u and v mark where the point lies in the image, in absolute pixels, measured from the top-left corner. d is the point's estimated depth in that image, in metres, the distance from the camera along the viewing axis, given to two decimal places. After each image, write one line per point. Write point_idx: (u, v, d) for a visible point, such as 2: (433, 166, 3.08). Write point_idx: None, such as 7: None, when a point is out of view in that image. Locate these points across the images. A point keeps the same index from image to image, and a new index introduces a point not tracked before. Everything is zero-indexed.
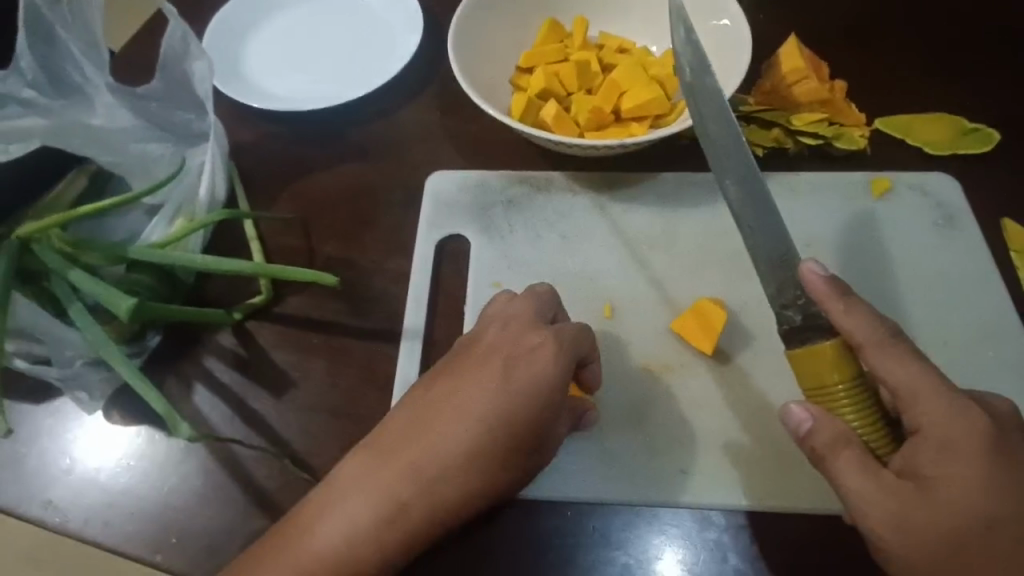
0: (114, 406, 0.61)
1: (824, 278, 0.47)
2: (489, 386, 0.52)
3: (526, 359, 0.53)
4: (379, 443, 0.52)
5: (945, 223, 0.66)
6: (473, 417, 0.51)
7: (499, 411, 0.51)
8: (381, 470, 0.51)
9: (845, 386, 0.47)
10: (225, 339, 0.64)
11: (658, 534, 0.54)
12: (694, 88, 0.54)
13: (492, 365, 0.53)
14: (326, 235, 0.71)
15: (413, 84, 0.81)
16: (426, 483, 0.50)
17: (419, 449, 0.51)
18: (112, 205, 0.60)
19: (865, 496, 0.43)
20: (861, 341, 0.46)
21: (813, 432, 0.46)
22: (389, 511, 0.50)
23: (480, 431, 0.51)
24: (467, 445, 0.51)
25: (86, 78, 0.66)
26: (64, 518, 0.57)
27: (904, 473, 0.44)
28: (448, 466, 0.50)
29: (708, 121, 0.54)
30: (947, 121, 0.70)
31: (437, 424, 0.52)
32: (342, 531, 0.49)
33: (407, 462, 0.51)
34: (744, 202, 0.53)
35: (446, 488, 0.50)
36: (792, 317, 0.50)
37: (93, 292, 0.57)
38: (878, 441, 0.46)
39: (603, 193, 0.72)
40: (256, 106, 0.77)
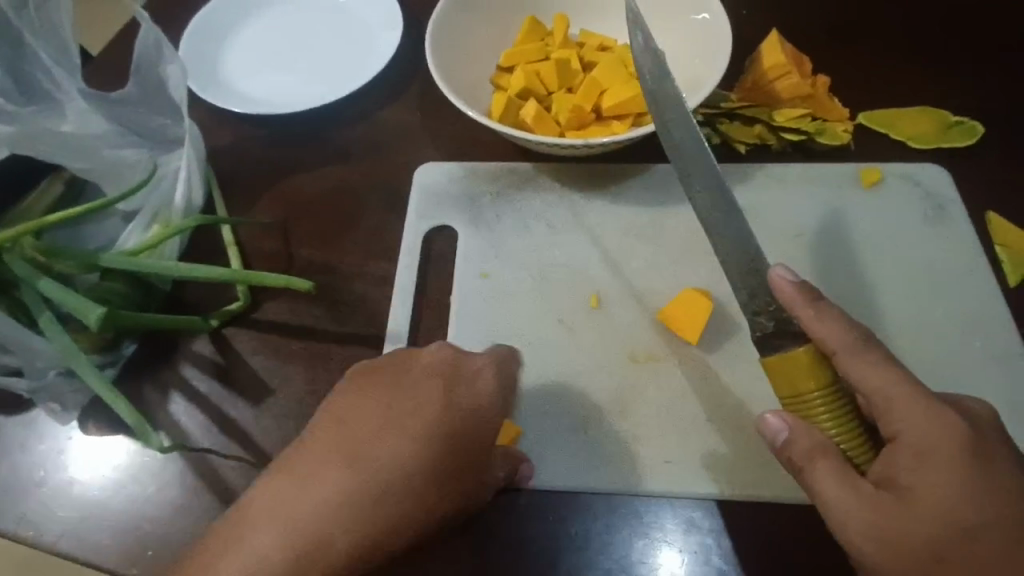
0: (88, 416, 0.61)
1: (792, 283, 0.47)
2: (441, 372, 0.51)
3: (467, 380, 0.51)
4: (320, 442, 0.48)
5: (935, 214, 0.66)
6: (421, 401, 0.49)
7: (448, 393, 0.50)
8: (327, 471, 0.46)
9: (821, 394, 0.46)
10: (203, 347, 0.63)
11: (641, 538, 0.54)
12: (657, 95, 0.57)
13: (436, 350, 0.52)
14: (307, 239, 0.70)
15: (393, 85, 0.80)
16: (380, 469, 0.46)
17: (373, 438, 0.48)
18: (84, 211, 0.59)
19: (844, 505, 0.42)
20: (835, 348, 0.45)
21: (790, 442, 0.45)
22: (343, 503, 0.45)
23: (435, 413, 0.49)
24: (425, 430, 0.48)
25: (58, 86, 0.65)
26: (38, 531, 0.56)
27: (882, 483, 0.43)
28: (409, 450, 0.47)
29: (672, 125, 0.56)
30: (930, 115, 0.70)
31: (379, 434, 0.48)
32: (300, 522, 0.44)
33: (370, 442, 0.47)
34: (712, 208, 0.53)
35: (405, 474, 0.46)
36: (764, 324, 0.50)
37: (64, 302, 0.55)
38: (856, 450, 0.45)
39: (586, 191, 0.71)
40: (233, 109, 0.76)
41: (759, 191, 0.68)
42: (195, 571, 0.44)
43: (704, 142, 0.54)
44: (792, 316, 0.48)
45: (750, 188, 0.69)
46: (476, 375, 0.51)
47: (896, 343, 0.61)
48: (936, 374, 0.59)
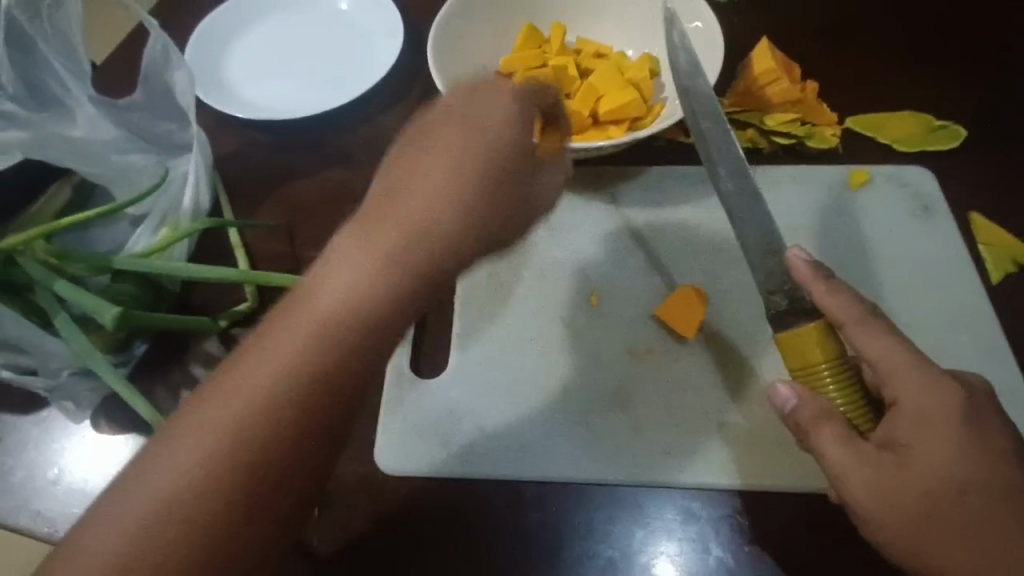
0: (100, 415, 0.62)
1: (808, 262, 0.49)
2: (501, 125, 0.50)
3: (439, 175, 0.46)
4: (342, 275, 0.42)
5: (921, 214, 0.68)
6: (478, 148, 0.48)
7: (507, 146, 0.49)
8: (293, 334, 0.40)
9: (830, 365, 0.48)
10: (212, 346, 0.65)
11: (642, 528, 0.55)
12: (687, 89, 0.59)
13: (499, 127, 0.50)
14: (313, 240, 0.72)
15: (396, 91, 0.82)
16: (408, 287, 0.42)
17: (421, 207, 0.44)
18: (97, 215, 0.61)
19: (845, 463, 0.44)
20: (843, 320, 0.48)
21: (798, 408, 0.47)
22: (365, 331, 0.41)
23: (493, 163, 0.48)
24: (474, 197, 0.46)
25: (68, 93, 0.67)
26: (53, 526, 0.58)
27: (884, 445, 0.45)
28: (450, 200, 0.45)
29: (700, 115, 0.58)
30: (915, 118, 0.72)
31: (344, 280, 0.41)
32: (332, 299, 0.41)
33: (416, 210, 0.44)
34: (735, 194, 0.55)
35: (447, 209, 0.45)
36: (778, 302, 0.52)
37: (79, 303, 0.57)
38: (860, 418, 0.47)
39: (584, 192, 0.73)
40: (239, 115, 0.78)
41: None
42: (147, 467, 0.37)
43: (731, 132, 0.56)
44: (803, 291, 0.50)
45: None
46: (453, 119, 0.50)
47: None
48: None
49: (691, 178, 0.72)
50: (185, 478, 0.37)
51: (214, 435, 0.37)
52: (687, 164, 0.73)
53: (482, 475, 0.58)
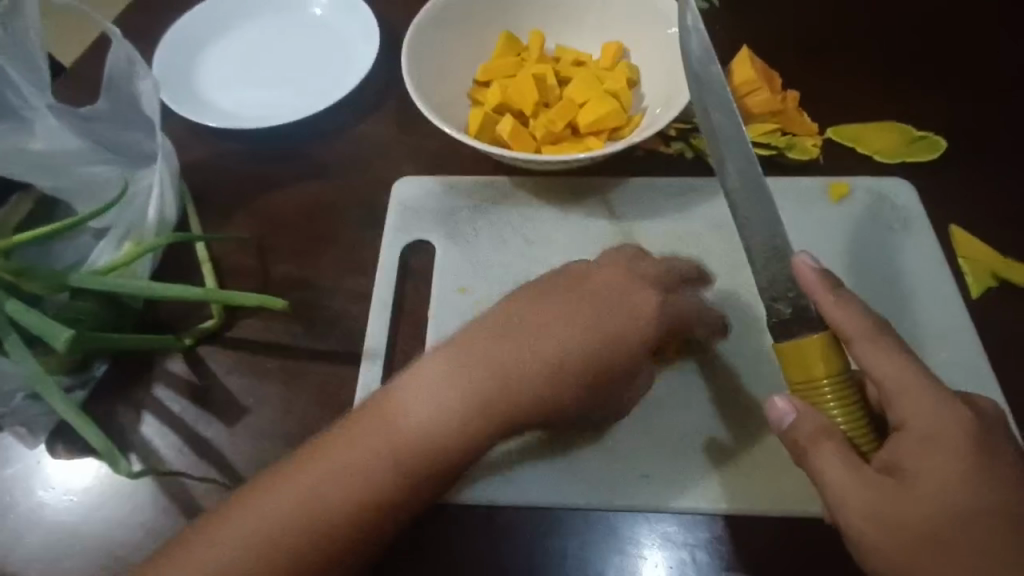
0: (57, 438, 0.60)
1: (815, 270, 0.48)
2: (610, 318, 0.56)
3: (452, 411, 0.53)
4: (369, 445, 0.51)
5: (900, 227, 0.67)
6: (569, 343, 0.55)
7: (614, 356, 0.56)
8: (310, 475, 0.50)
9: (832, 381, 0.47)
10: (175, 365, 0.63)
11: (618, 554, 0.54)
12: (699, 78, 0.57)
13: (569, 335, 0.56)
14: (284, 255, 0.69)
15: (371, 99, 0.80)
16: (471, 443, 0.53)
17: (501, 369, 0.54)
18: (53, 231, 0.59)
19: (842, 483, 0.44)
20: (851, 335, 0.46)
21: (795, 426, 0.46)
22: (433, 468, 0.52)
23: (585, 354, 0.55)
24: (549, 395, 0.55)
25: (25, 102, 0.64)
26: (4, 558, 0.55)
27: (887, 468, 0.44)
28: (527, 390, 0.54)
29: (711, 105, 0.56)
30: (895, 129, 0.72)
31: (361, 438, 0.51)
32: (416, 416, 0.52)
33: (494, 374, 0.54)
34: (743, 191, 0.54)
35: (532, 384, 0.54)
36: (782, 310, 0.51)
37: (28, 324, 0.54)
38: (863, 439, 0.46)
39: (562, 205, 0.71)
40: (209, 124, 0.76)
41: None
42: (183, 553, 0.48)
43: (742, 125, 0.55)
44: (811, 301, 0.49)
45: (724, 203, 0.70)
46: (485, 379, 0.54)
47: None
48: None
49: (672, 189, 0.71)
50: (204, 564, 0.47)
51: (235, 545, 0.48)
52: (667, 175, 0.72)
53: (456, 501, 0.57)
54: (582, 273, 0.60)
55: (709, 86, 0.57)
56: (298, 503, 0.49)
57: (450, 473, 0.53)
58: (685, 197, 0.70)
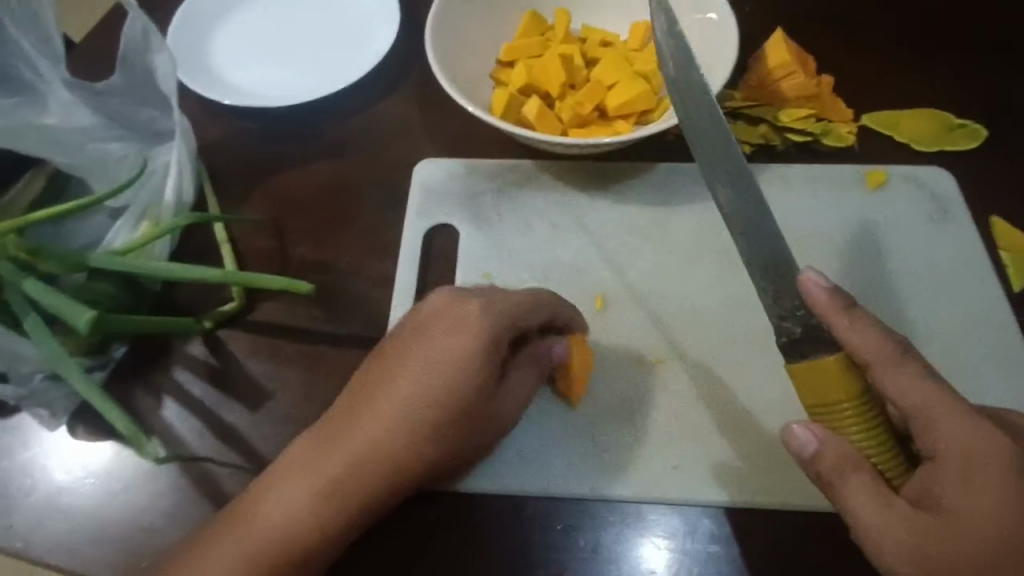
0: (77, 420, 0.59)
1: (826, 289, 0.46)
2: (447, 351, 0.51)
3: (360, 447, 0.50)
4: (274, 505, 0.50)
5: (939, 216, 0.66)
6: (406, 397, 0.51)
7: (460, 389, 0.51)
8: (228, 543, 0.49)
9: (852, 406, 0.46)
10: (195, 348, 0.62)
11: (651, 547, 0.54)
12: (678, 85, 0.57)
13: (442, 357, 0.52)
14: (304, 237, 0.68)
15: (391, 78, 0.78)
16: (336, 520, 0.50)
17: (347, 446, 0.50)
18: (69, 209, 0.57)
19: (878, 524, 0.42)
20: (870, 359, 0.44)
21: (819, 455, 0.45)
22: (309, 552, 0.49)
23: (433, 398, 0.51)
24: (400, 453, 0.50)
25: (39, 76, 0.62)
26: (26, 542, 0.55)
27: (922, 502, 0.43)
28: (375, 457, 0.50)
29: (696, 117, 0.55)
30: (933, 116, 0.70)
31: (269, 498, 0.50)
32: (272, 515, 0.49)
33: (342, 451, 0.50)
34: (736, 203, 0.53)
35: (384, 451, 0.50)
36: (791, 329, 0.49)
37: (50, 305, 0.53)
38: (890, 466, 0.45)
39: (588, 189, 0.70)
40: (223, 101, 0.74)
41: (767, 191, 0.68)
42: None
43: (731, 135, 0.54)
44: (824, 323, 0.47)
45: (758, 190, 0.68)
46: (379, 422, 0.51)
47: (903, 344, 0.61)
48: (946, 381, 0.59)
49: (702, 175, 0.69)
50: None
51: None
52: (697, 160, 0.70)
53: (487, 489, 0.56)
54: (415, 313, 0.54)
55: (699, 100, 0.55)
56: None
57: (327, 553, 0.50)
58: None
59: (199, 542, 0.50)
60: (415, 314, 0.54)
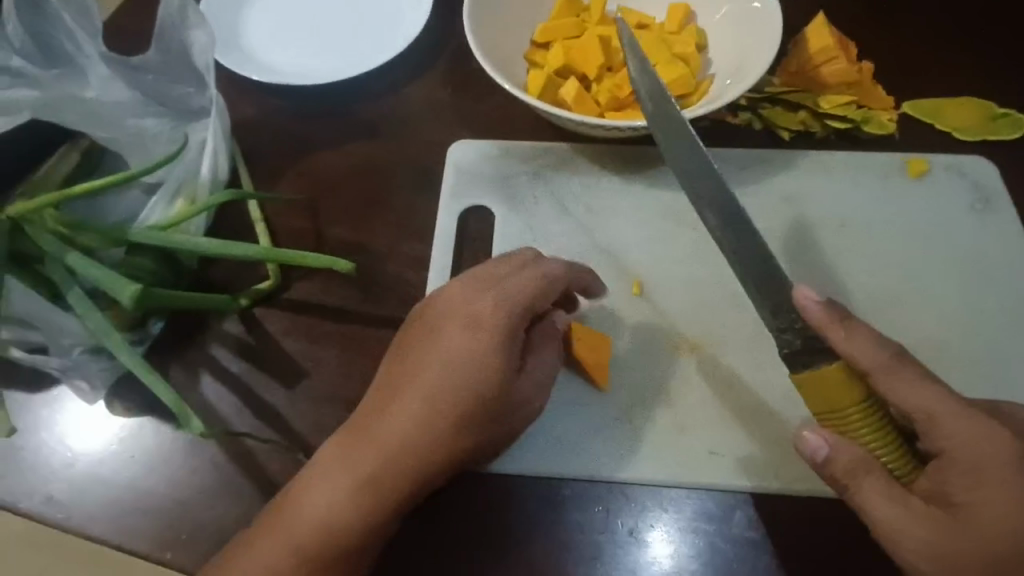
0: (115, 395, 0.59)
1: (820, 305, 0.46)
2: (465, 342, 0.51)
3: (393, 439, 0.50)
4: (313, 503, 0.49)
5: (981, 207, 0.65)
6: (430, 389, 0.51)
7: (481, 377, 0.51)
8: (272, 542, 0.49)
9: (857, 409, 0.46)
10: (231, 326, 0.62)
11: (690, 532, 0.54)
12: (655, 115, 0.57)
13: (469, 347, 0.51)
14: (337, 217, 0.68)
15: (424, 57, 0.76)
16: (374, 514, 0.49)
17: (377, 442, 0.50)
18: (109, 184, 0.57)
19: (896, 522, 0.43)
20: (868, 369, 0.45)
21: (832, 459, 0.45)
22: (352, 548, 0.49)
23: (458, 387, 0.50)
24: (431, 444, 0.50)
25: (79, 50, 0.62)
26: (67, 514, 0.56)
27: (933, 498, 0.44)
28: (406, 450, 0.50)
29: (676, 148, 0.56)
30: (976, 105, 0.68)
31: (309, 496, 0.50)
32: (311, 514, 0.49)
33: (372, 447, 0.50)
34: (725, 230, 0.53)
35: (415, 443, 0.50)
36: (791, 340, 0.49)
37: (94, 278, 0.54)
38: (898, 464, 0.46)
39: (624, 173, 0.69)
40: (255, 79, 0.72)
41: (807, 178, 0.67)
42: None
43: (710, 162, 0.54)
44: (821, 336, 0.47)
45: (797, 177, 0.67)
46: (410, 412, 0.51)
47: (942, 334, 0.61)
48: (984, 372, 0.59)
49: (740, 159, 0.68)
50: None
51: None
52: (735, 145, 0.69)
53: (527, 472, 0.56)
54: (431, 308, 0.55)
55: (679, 135, 0.56)
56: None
57: (370, 547, 0.49)
58: (756, 169, 0.68)
59: (256, 524, 0.50)
60: (429, 310, 0.55)
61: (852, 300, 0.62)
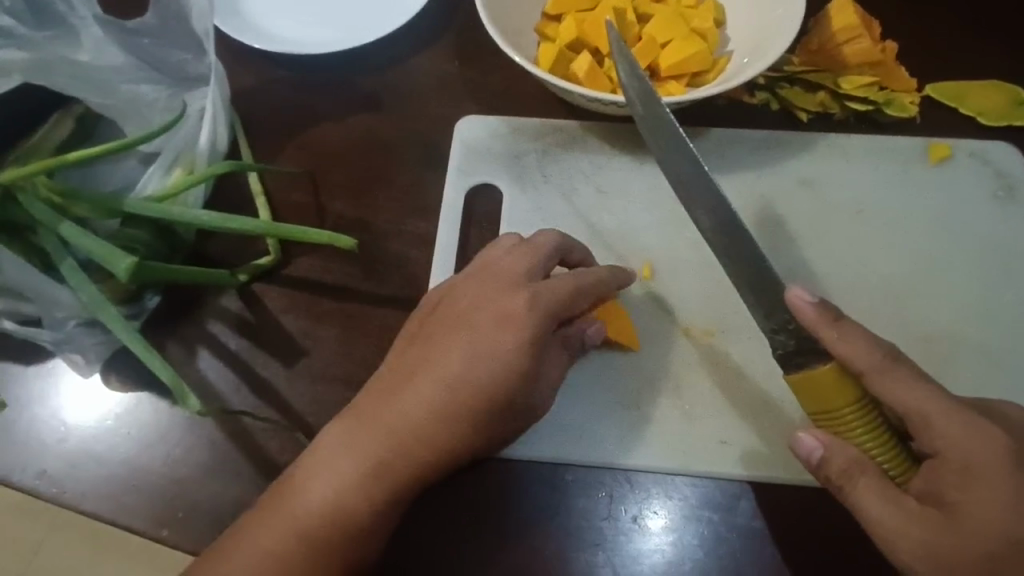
0: (111, 369, 0.58)
1: (813, 305, 0.45)
2: (489, 332, 0.50)
3: (407, 427, 0.49)
4: (318, 488, 0.48)
5: (1005, 194, 0.63)
6: (450, 379, 0.49)
7: (505, 373, 0.49)
8: (273, 529, 0.47)
9: (852, 410, 0.45)
10: (230, 301, 0.60)
11: (692, 518, 0.53)
12: (646, 118, 0.55)
13: (494, 338, 0.50)
14: (339, 192, 0.66)
15: (431, 26, 0.74)
16: (379, 496, 0.48)
17: (390, 425, 0.49)
18: (103, 152, 0.55)
19: (889, 524, 0.42)
20: (862, 368, 0.44)
21: (825, 461, 0.44)
22: (358, 531, 0.48)
23: (481, 379, 0.49)
24: (445, 432, 0.49)
25: (70, 8, 0.60)
26: (61, 489, 0.55)
27: (925, 499, 0.43)
28: (419, 435, 0.49)
29: (670, 152, 0.53)
30: (1002, 89, 0.66)
31: (315, 482, 0.48)
32: (318, 495, 0.48)
33: (383, 429, 0.49)
34: (717, 232, 0.51)
35: (428, 429, 0.49)
36: (784, 342, 0.47)
37: (87, 249, 0.52)
38: (894, 464, 0.44)
39: (636, 153, 0.67)
40: (255, 46, 0.69)
41: (824, 162, 0.65)
42: None
43: (700, 162, 0.52)
44: (813, 336, 0.46)
45: (812, 161, 0.65)
46: (426, 401, 0.49)
47: (959, 325, 0.59)
48: (1000, 364, 0.58)
49: (756, 141, 0.66)
50: None
51: None
52: (751, 126, 0.67)
53: (524, 456, 0.55)
54: (452, 292, 0.54)
55: (662, 131, 0.54)
56: (257, 568, 0.47)
57: (377, 530, 0.48)
58: (770, 152, 0.66)
59: (252, 510, 0.49)
60: (452, 294, 0.54)
61: (868, 290, 0.61)
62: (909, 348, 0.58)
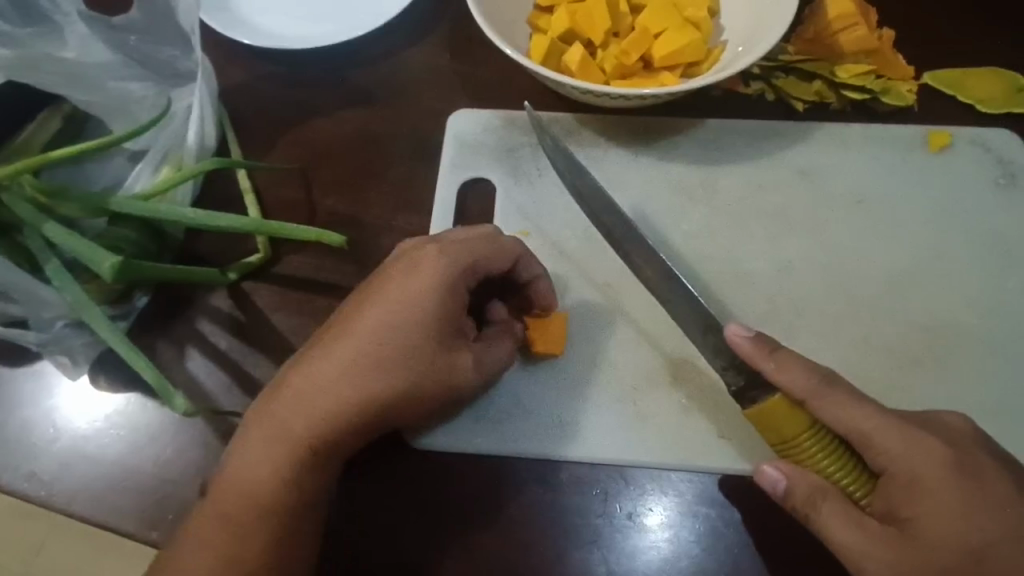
0: (99, 370, 0.57)
1: (750, 340, 0.47)
2: (396, 302, 0.49)
3: (317, 397, 0.48)
4: (238, 467, 0.48)
5: (1006, 181, 0.62)
6: (359, 346, 0.48)
7: (413, 340, 0.48)
8: (211, 515, 0.47)
9: (811, 437, 0.45)
10: (221, 300, 0.60)
11: (688, 513, 0.52)
12: (580, 185, 0.57)
13: (403, 306, 0.49)
14: (330, 189, 0.65)
15: (424, 18, 0.72)
16: (295, 471, 0.47)
17: (305, 401, 0.48)
18: (89, 149, 0.54)
19: (855, 548, 0.42)
20: (803, 395, 0.45)
21: (790, 491, 0.44)
22: (271, 504, 0.47)
23: (384, 343, 0.48)
24: (352, 400, 0.48)
25: (55, 5, 0.59)
26: (49, 491, 0.54)
27: (888, 519, 0.43)
28: (330, 405, 0.48)
29: (601, 212, 0.56)
30: (1003, 76, 0.65)
31: (236, 459, 0.48)
32: (237, 471, 0.48)
33: (295, 403, 0.48)
34: (659, 275, 0.53)
35: (335, 398, 0.48)
36: (734, 379, 0.49)
37: (71, 249, 0.51)
38: (853, 483, 0.44)
39: (631, 145, 0.66)
40: (244, 42, 0.68)
41: (821, 151, 0.64)
42: None
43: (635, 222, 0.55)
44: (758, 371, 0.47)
45: (811, 149, 0.64)
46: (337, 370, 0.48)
47: (959, 315, 0.58)
48: (1003, 355, 0.57)
49: (754, 131, 0.65)
50: None
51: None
52: (748, 116, 0.66)
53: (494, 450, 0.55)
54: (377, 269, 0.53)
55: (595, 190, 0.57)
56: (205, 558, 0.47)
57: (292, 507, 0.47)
58: (766, 144, 0.65)
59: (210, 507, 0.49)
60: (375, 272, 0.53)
61: (864, 282, 0.60)
62: (909, 338, 0.58)
